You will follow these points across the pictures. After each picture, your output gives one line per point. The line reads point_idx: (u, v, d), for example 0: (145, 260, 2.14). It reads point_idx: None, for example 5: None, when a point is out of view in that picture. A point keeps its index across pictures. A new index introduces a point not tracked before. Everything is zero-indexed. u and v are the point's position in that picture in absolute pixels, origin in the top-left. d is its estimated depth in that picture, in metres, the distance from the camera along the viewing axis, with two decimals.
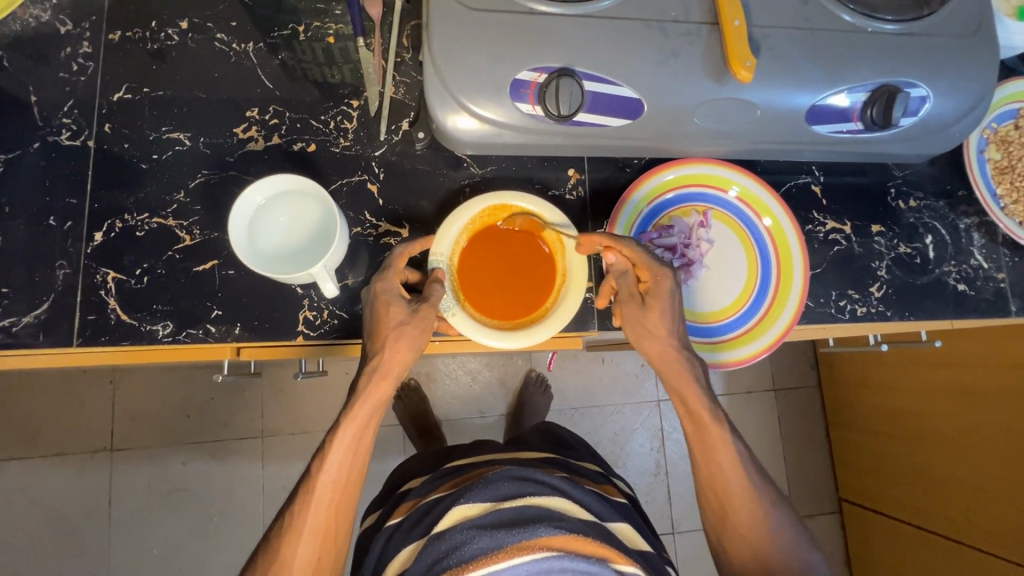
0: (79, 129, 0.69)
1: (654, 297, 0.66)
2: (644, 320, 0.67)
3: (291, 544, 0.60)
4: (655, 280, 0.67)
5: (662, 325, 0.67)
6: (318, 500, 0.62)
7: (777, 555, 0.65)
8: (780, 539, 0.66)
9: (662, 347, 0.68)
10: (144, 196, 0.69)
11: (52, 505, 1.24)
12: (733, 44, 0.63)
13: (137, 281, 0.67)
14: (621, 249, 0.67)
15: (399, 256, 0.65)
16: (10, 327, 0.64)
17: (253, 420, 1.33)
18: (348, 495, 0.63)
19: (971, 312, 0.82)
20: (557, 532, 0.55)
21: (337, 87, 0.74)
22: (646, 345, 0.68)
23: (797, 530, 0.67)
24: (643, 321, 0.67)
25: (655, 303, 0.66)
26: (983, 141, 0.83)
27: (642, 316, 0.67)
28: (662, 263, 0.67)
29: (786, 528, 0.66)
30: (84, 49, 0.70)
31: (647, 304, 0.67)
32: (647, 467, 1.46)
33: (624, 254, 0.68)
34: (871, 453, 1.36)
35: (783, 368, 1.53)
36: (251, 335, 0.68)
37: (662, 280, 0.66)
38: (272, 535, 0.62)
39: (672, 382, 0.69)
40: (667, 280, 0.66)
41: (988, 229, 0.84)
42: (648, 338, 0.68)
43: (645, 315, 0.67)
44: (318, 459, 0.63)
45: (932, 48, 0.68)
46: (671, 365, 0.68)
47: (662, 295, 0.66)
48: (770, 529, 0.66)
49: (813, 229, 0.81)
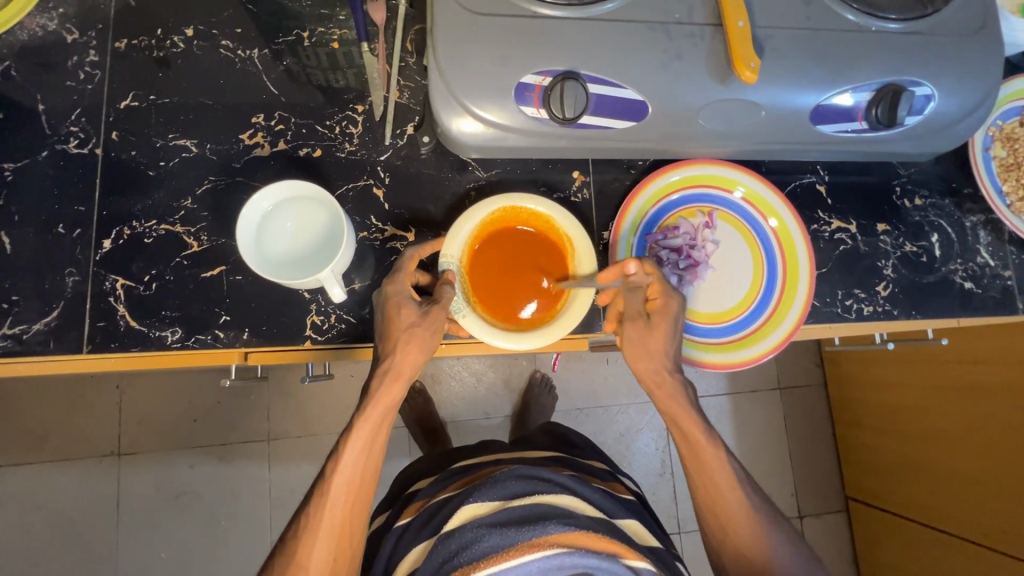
0: (86, 137, 0.70)
1: (660, 317, 0.66)
2: (646, 339, 0.67)
3: (308, 545, 0.61)
4: (665, 301, 0.67)
5: (663, 346, 0.67)
6: (333, 502, 0.62)
7: (775, 568, 0.65)
8: (780, 555, 0.65)
9: (655, 367, 0.68)
10: (151, 202, 0.69)
11: (61, 508, 1.24)
12: (736, 45, 0.63)
13: (145, 288, 0.68)
14: (643, 265, 0.66)
15: (409, 258, 0.66)
16: (20, 335, 0.64)
17: (259, 423, 1.34)
18: (363, 495, 0.63)
19: (977, 310, 0.81)
20: (568, 529, 0.55)
21: (341, 92, 0.74)
22: (641, 364, 0.68)
23: (794, 544, 0.67)
24: (646, 340, 0.67)
25: (660, 323, 0.66)
26: (987, 138, 0.83)
27: (646, 335, 0.67)
28: (675, 289, 0.68)
29: (783, 543, 0.66)
30: (91, 58, 0.71)
31: (652, 323, 0.67)
32: (653, 466, 1.46)
33: (643, 268, 0.66)
34: (878, 452, 1.36)
35: (788, 367, 1.52)
36: (259, 341, 0.68)
37: (671, 303, 0.66)
38: (288, 536, 0.62)
39: (664, 400, 0.69)
40: (676, 304, 0.67)
41: (994, 227, 0.84)
42: (645, 358, 0.68)
43: (648, 335, 0.67)
44: (332, 460, 0.63)
45: (936, 46, 0.68)
46: (664, 386, 0.68)
47: (668, 317, 0.66)
48: (767, 542, 0.66)
49: (818, 229, 0.81)
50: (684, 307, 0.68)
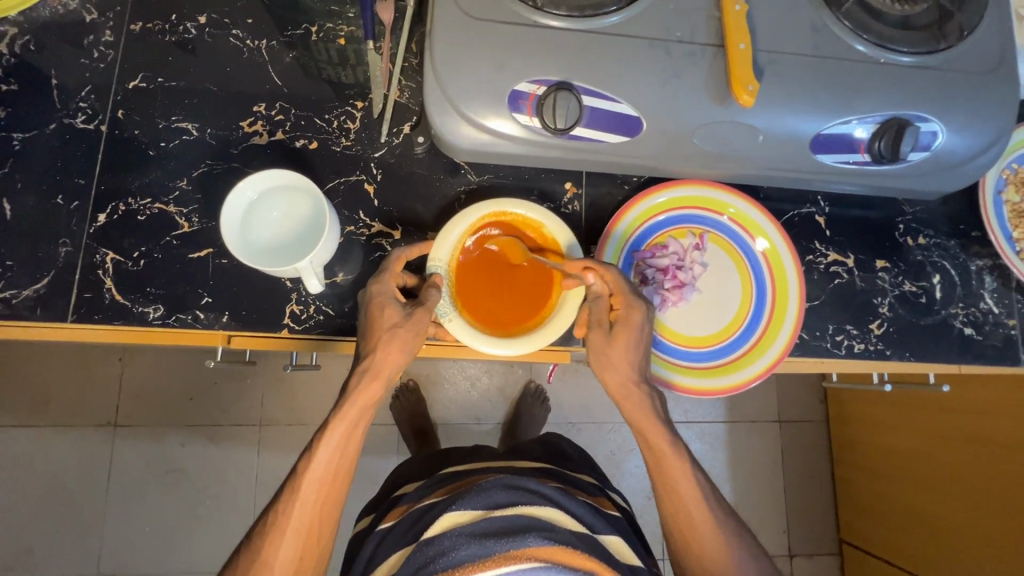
0: (94, 113, 0.72)
1: (622, 328, 0.65)
2: (608, 350, 0.65)
3: (274, 542, 0.61)
4: (627, 312, 0.66)
5: (627, 357, 0.65)
6: (302, 499, 0.62)
7: None
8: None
9: (622, 378, 0.66)
10: (147, 181, 0.71)
11: (53, 473, 1.27)
12: (736, 68, 0.62)
13: (133, 264, 0.69)
14: (603, 273, 0.66)
15: (395, 260, 0.66)
16: (10, 299, 0.66)
17: (251, 407, 1.35)
18: (335, 494, 0.64)
19: (976, 357, 0.78)
20: (547, 543, 0.54)
21: (345, 88, 0.75)
22: (607, 375, 0.66)
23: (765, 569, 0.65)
24: (607, 351, 0.65)
25: (621, 333, 0.65)
26: (1001, 182, 0.80)
27: (607, 346, 0.65)
28: (638, 298, 0.66)
29: (752, 566, 0.64)
30: (106, 38, 0.73)
31: (614, 334, 0.65)
32: (641, 489, 1.44)
33: (603, 276, 0.66)
34: (876, 495, 1.31)
35: (787, 400, 1.49)
36: (238, 325, 0.69)
37: (633, 313, 0.65)
38: (256, 532, 0.62)
39: (632, 413, 0.67)
40: (637, 314, 0.65)
41: (1001, 273, 0.81)
42: (610, 369, 0.66)
43: (610, 345, 0.65)
44: (306, 458, 0.63)
45: (946, 83, 0.66)
46: (630, 398, 0.67)
47: (630, 327, 0.65)
48: (734, 564, 0.64)
49: (813, 260, 0.79)
50: (649, 317, 0.67)
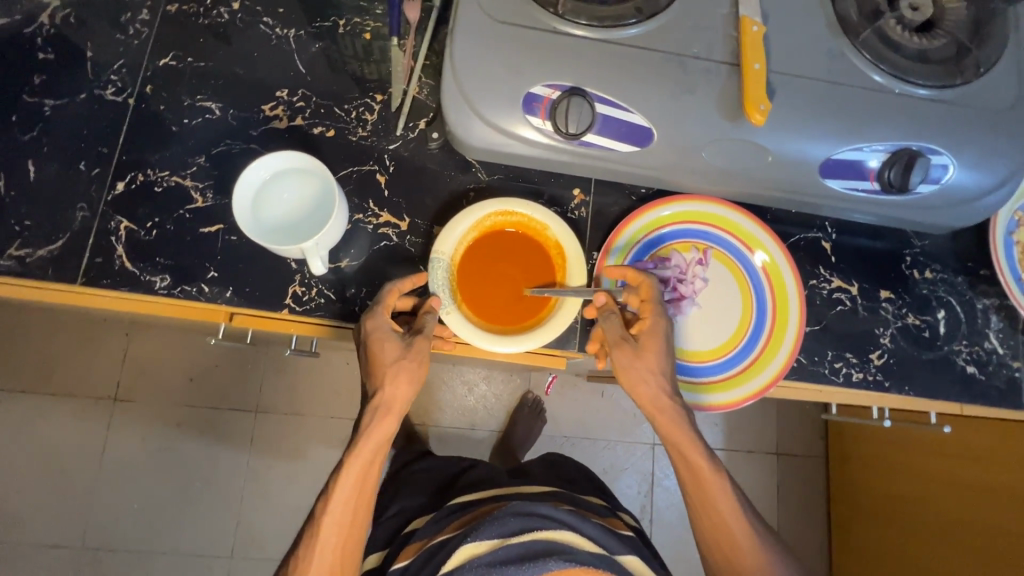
0: (123, 86, 0.74)
1: (648, 339, 0.66)
2: (638, 363, 0.66)
3: None
4: (650, 321, 0.67)
5: (657, 368, 0.66)
6: (324, 543, 0.62)
7: None
8: None
9: (653, 390, 0.66)
10: (167, 155, 0.73)
11: (49, 441, 1.29)
12: (749, 87, 0.63)
13: (146, 233, 0.71)
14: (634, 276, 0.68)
15: (388, 292, 0.66)
16: (24, 258, 0.68)
17: (249, 392, 1.36)
18: (355, 534, 0.64)
19: (978, 397, 0.77)
20: (568, 565, 0.57)
21: (366, 81, 0.77)
22: (637, 389, 0.66)
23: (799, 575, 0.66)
24: (638, 364, 0.66)
25: (649, 344, 0.66)
26: (1013, 222, 0.80)
27: (637, 359, 0.66)
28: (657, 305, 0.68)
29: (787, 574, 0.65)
30: (143, 16, 0.76)
31: (641, 346, 0.66)
32: (631, 509, 1.42)
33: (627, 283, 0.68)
34: (872, 536, 1.28)
35: (786, 431, 1.47)
36: (241, 301, 0.70)
37: (656, 321, 0.67)
38: None
39: (665, 427, 0.67)
40: (661, 322, 0.67)
41: (1008, 313, 0.80)
42: (641, 383, 0.66)
43: (639, 358, 0.66)
44: (323, 500, 0.64)
45: (959, 118, 0.66)
46: (664, 411, 0.66)
47: (656, 336, 0.66)
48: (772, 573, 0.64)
49: (817, 285, 0.79)
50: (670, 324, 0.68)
